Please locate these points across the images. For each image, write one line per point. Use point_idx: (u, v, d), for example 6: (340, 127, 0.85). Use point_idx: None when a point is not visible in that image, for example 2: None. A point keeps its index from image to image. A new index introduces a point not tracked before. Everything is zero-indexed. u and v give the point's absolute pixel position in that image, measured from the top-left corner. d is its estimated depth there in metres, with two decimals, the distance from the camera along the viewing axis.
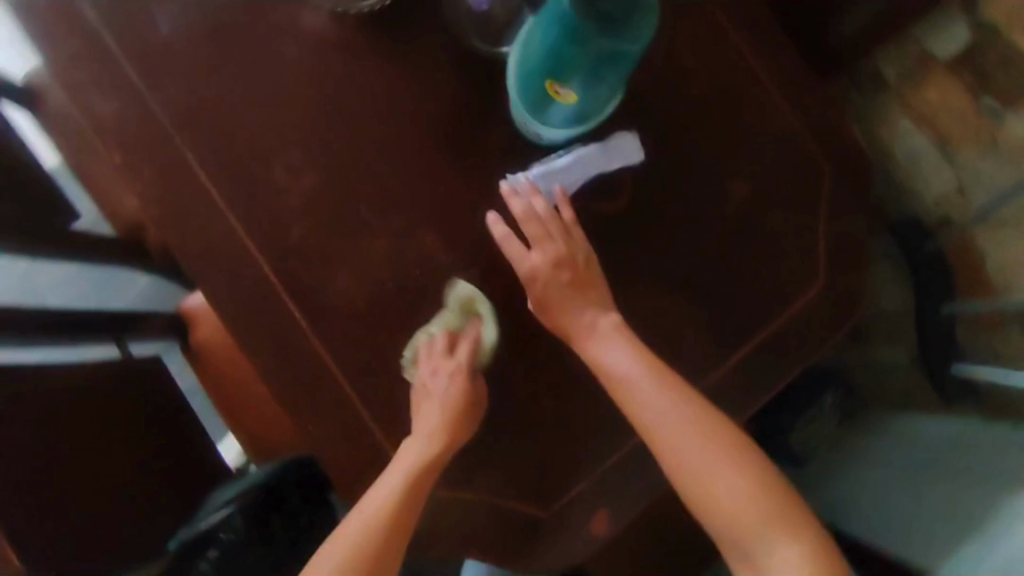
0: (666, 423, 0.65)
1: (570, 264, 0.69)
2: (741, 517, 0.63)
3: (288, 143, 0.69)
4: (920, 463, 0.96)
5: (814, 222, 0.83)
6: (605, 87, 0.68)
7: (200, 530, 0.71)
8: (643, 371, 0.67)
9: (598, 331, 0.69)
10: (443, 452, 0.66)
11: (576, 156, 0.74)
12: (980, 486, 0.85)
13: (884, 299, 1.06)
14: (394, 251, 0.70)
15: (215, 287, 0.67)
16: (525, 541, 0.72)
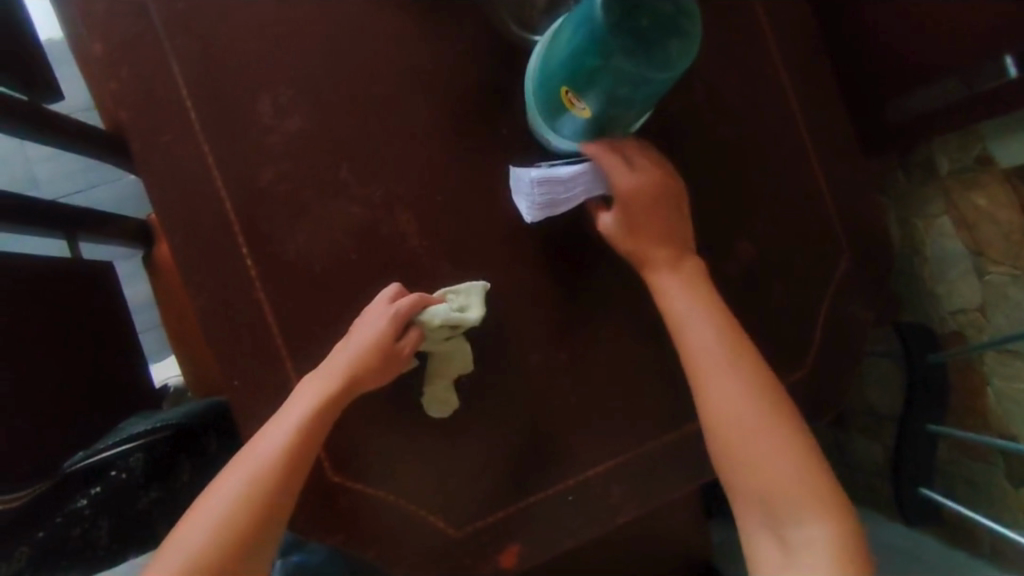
0: (724, 370, 0.63)
1: (657, 205, 0.66)
2: (776, 481, 0.61)
3: (283, 90, 0.66)
4: None
5: (820, 300, 0.77)
6: (628, 115, 0.61)
7: (104, 452, 0.70)
8: (701, 320, 0.65)
9: (670, 274, 0.66)
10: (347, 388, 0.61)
11: (580, 168, 0.64)
12: None
13: (872, 391, 1.02)
14: (366, 225, 0.67)
15: (168, 208, 0.64)
16: (428, 553, 0.67)
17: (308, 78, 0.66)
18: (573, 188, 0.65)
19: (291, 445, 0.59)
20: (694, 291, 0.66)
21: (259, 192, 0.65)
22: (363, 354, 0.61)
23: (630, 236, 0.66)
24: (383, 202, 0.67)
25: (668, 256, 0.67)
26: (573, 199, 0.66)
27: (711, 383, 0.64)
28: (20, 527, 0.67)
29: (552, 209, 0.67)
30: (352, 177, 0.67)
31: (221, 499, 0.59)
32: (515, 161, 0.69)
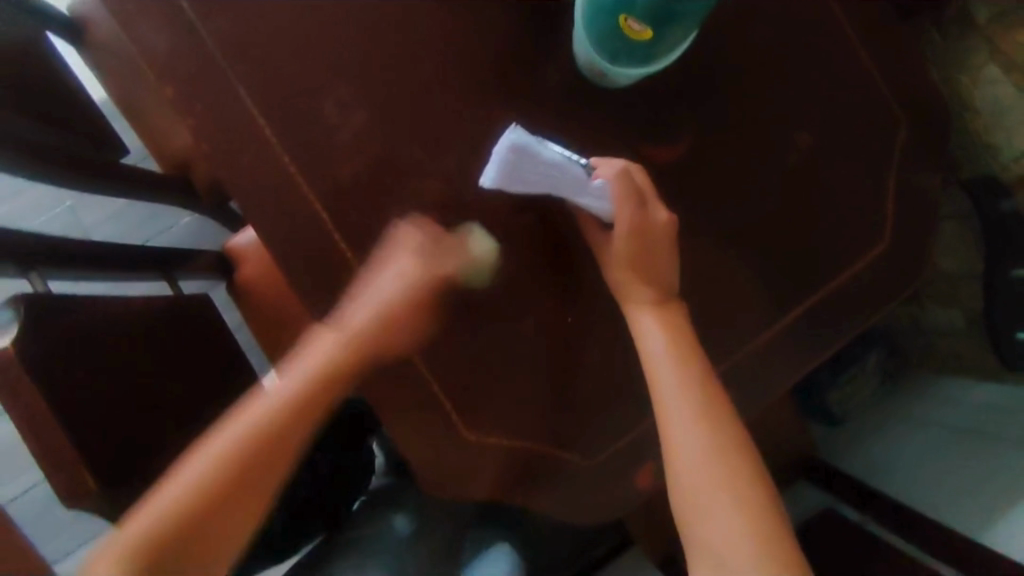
0: (678, 418, 0.66)
1: (648, 241, 0.67)
2: (722, 541, 0.62)
3: (343, 90, 0.69)
4: (949, 428, 1.15)
5: (886, 175, 0.78)
6: (681, 33, 0.63)
7: None
8: (676, 369, 0.67)
9: (644, 310, 0.69)
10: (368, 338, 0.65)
11: (561, 162, 0.65)
12: (984, 446, 1.05)
13: (942, 258, 1.04)
14: (446, 196, 0.70)
15: (265, 222, 0.69)
16: (563, 485, 0.72)
17: (362, 72, 0.70)
18: (540, 179, 0.65)
19: (298, 391, 0.65)
20: (667, 333, 0.68)
21: (343, 187, 0.69)
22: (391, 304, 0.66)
23: (618, 269, 0.70)
24: (456, 170, 0.71)
25: (648, 294, 0.69)
26: (526, 186, 0.66)
27: (674, 425, 0.66)
28: None
29: (512, 177, 0.65)
30: (423, 154, 0.70)
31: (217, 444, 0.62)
32: (569, 106, 0.72)
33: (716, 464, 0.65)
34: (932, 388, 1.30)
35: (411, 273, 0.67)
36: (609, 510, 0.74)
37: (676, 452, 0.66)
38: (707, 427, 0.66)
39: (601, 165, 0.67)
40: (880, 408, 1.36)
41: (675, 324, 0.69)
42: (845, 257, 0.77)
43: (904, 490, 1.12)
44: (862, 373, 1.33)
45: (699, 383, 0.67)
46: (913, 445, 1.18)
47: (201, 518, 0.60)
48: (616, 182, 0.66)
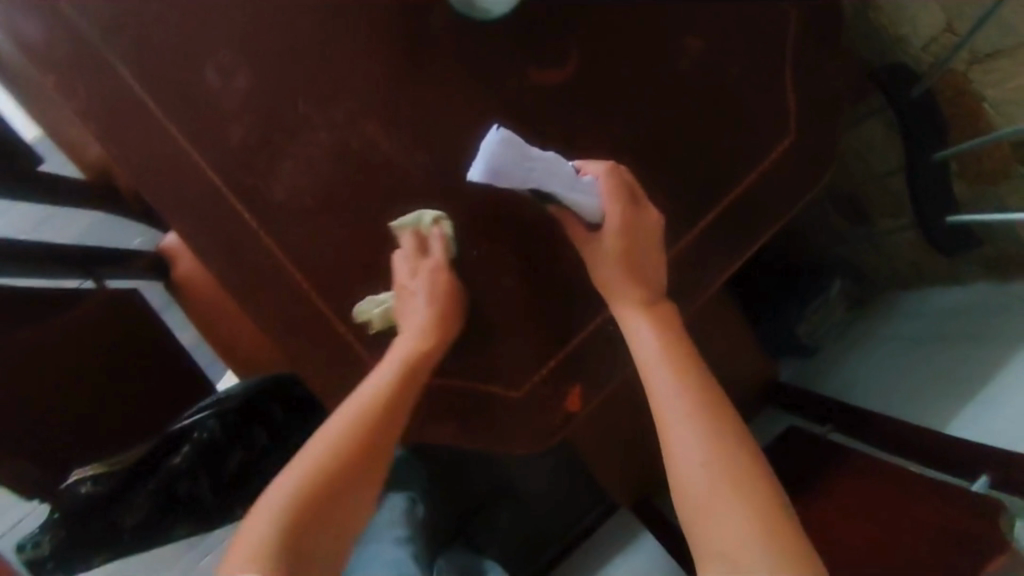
0: (670, 413, 0.63)
1: (636, 234, 0.68)
2: (734, 549, 0.56)
3: (223, 54, 0.69)
4: (922, 335, 1.12)
5: (784, 73, 0.78)
6: None
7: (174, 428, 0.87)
8: (662, 360, 0.65)
9: (632, 309, 0.68)
10: (393, 395, 0.66)
11: (551, 157, 0.65)
12: (962, 342, 1.01)
13: None
14: (338, 146, 0.70)
15: (166, 195, 0.70)
16: (491, 420, 0.72)
17: (239, 33, 0.69)
18: (534, 170, 0.63)
19: (348, 440, 0.65)
20: (659, 335, 0.67)
21: (232, 151, 0.69)
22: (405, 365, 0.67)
23: (613, 259, 0.68)
24: (344, 119, 0.70)
25: (637, 292, 0.68)
26: (520, 181, 0.63)
27: (672, 435, 0.62)
28: (121, 497, 0.83)
29: (509, 173, 0.62)
30: (310, 106, 0.70)
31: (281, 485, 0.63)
32: (452, 42, 0.72)
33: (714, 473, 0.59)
34: (898, 302, 1.28)
35: (432, 274, 0.69)
36: (539, 441, 0.72)
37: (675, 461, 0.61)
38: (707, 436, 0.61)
39: (583, 167, 0.69)
40: (850, 332, 1.34)
41: (667, 328, 0.67)
42: (748, 159, 0.79)
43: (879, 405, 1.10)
44: (831, 301, 1.31)
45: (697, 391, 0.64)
46: (896, 360, 1.13)
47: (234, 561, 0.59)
48: (605, 178, 0.68)
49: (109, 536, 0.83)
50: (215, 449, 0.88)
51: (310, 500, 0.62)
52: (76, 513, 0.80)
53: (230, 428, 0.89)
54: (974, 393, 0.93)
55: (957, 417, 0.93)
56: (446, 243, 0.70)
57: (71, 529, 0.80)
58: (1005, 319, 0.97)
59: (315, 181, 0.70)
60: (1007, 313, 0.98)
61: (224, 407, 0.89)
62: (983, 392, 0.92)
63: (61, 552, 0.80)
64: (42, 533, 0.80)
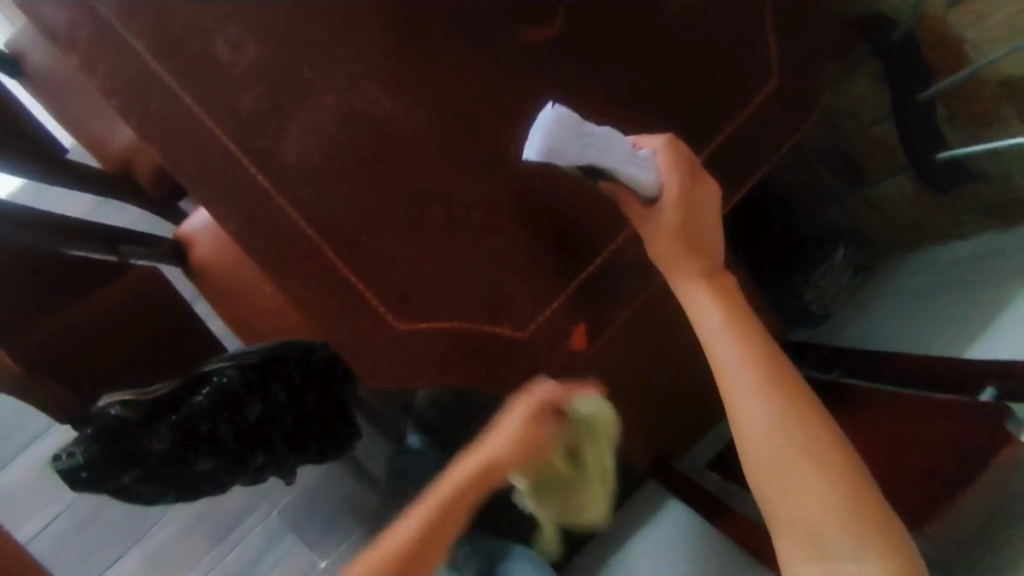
0: (739, 390, 0.67)
1: (696, 207, 0.70)
2: (807, 515, 0.63)
3: (231, 27, 0.74)
4: (933, 286, 1.14)
5: (764, 21, 0.81)
6: None
7: (202, 369, 0.91)
8: (727, 335, 0.68)
9: (694, 287, 0.70)
10: (466, 489, 0.69)
11: (609, 132, 0.65)
12: (974, 285, 1.03)
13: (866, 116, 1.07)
14: (343, 108, 0.74)
15: (182, 161, 0.73)
16: (504, 360, 0.76)
17: (246, 8, 0.74)
18: (594, 147, 0.64)
19: (421, 527, 0.67)
20: (726, 314, 0.69)
21: (244, 115, 0.73)
22: (520, 431, 0.71)
23: (668, 235, 0.70)
24: (347, 83, 0.75)
25: (700, 270, 0.71)
26: (581, 159, 0.63)
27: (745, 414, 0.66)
28: (147, 424, 0.87)
29: (564, 149, 0.62)
30: (315, 72, 0.74)
31: (367, 554, 0.66)
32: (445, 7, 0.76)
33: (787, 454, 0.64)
34: (904, 262, 1.29)
35: (523, 412, 0.72)
36: (547, 379, 0.77)
37: (748, 435, 0.66)
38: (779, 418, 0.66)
39: (641, 144, 0.71)
40: (858, 297, 1.35)
41: (730, 303, 0.70)
42: (733, 107, 0.82)
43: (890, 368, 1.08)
44: (835, 266, 1.33)
45: (763, 367, 0.67)
46: (905, 313, 1.15)
47: None
48: (664, 152, 0.70)
49: (135, 459, 0.87)
50: (236, 395, 0.92)
51: (383, 564, 0.64)
52: (108, 436, 0.85)
53: (253, 378, 0.92)
54: (985, 329, 0.95)
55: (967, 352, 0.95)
56: (545, 321, 0.76)
57: (101, 447, 0.84)
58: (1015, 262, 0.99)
59: (322, 143, 0.74)
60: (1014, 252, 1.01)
61: (242, 359, 0.93)
62: (994, 325, 0.93)
63: (91, 467, 0.85)
64: (76, 446, 0.84)
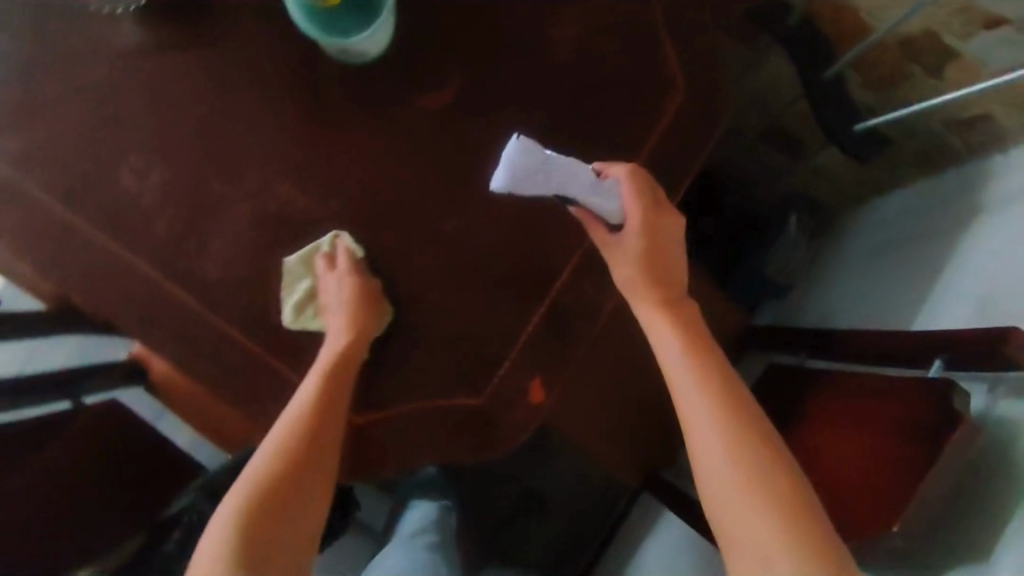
0: (693, 411, 0.62)
1: (659, 235, 0.70)
2: (758, 541, 0.56)
3: (134, 157, 0.73)
4: (895, 243, 1.15)
5: (657, 41, 0.83)
6: None
7: None
8: (685, 358, 0.65)
9: (652, 310, 0.68)
10: (330, 390, 0.68)
11: (570, 162, 0.68)
12: (939, 238, 1.05)
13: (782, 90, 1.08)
14: (259, 214, 0.74)
15: (108, 300, 0.72)
16: (471, 430, 0.75)
17: (145, 136, 0.74)
18: (553, 180, 0.67)
19: (273, 466, 0.64)
20: (685, 338, 0.66)
21: (162, 241, 0.73)
22: (352, 308, 0.71)
23: (631, 260, 0.69)
24: (258, 187, 0.74)
25: (658, 295, 0.69)
26: (541, 190, 0.68)
27: (700, 438, 0.61)
28: None
29: (527, 180, 0.67)
30: (224, 183, 0.74)
31: (225, 506, 0.61)
32: (342, 95, 0.77)
33: (742, 479, 0.58)
34: (854, 222, 1.30)
35: (344, 281, 0.72)
36: (520, 438, 0.76)
37: (704, 461, 0.61)
38: (736, 444, 0.60)
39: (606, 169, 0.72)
40: (819, 265, 1.35)
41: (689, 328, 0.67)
42: (644, 126, 0.81)
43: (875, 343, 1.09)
44: (791, 237, 1.29)
45: (719, 390, 0.63)
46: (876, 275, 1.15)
47: (258, 540, 0.60)
48: (628, 180, 0.70)
49: None
50: None
51: (250, 526, 0.60)
52: None
53: None
54: (960, 282, 0.96)
55: (943, 310, 0.97)
56: (329, 258, 0.74)
57: None
58: (961, 208, 1.03)
59: (244, 251, 0.73)
60: (964, 199, 1.03)
61: None
62: (967, 277, 0.95)
63: None
64: None
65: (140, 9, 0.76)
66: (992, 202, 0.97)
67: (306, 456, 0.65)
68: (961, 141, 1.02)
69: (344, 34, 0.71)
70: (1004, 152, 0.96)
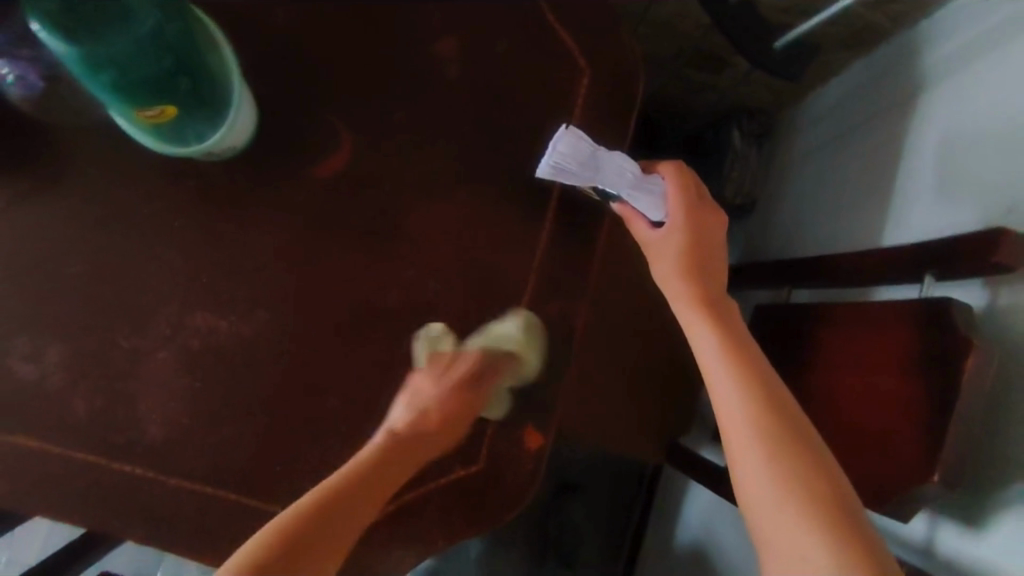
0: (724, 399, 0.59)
1: (701, 231, 0.67)
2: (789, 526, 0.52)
3: (26, 340, 0.66)
4: (838, 132, 1.09)
5: (542, 26, 0.76)
6: (193, 68, 0.57)
7: None
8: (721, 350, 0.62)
9: (692, 309, 0.65)
10: (443, 406, 0.65)
11: (618, 158, 0.66)
12: (879, 119, 0.99)
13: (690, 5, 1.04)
14: (182, 355, 0.67)
15: (51, 499, 0.66)
16: (477, 500, 0.70)
17: (29, 315, 0.66)
18: (595, 169, 0.67)
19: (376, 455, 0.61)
20: (724, 337, 0.63)
21: (87, 419, 0.66)
22: (449, 402, 0.65)
23: (667, 254, 0.67)
24: (171, 328, 0.67)
25: (695, 291, 0.65)
26: (584, 179, 0.68)
27: (732, 436, 0.58)
28: None
29: (569, 172, 0.67)
30: (132, 336, 0.67)
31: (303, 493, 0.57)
32: (226, 195, 0.69)
33: (775, 477, 0.54)
34: (797, 117, 1.24)
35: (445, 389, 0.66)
36: (529, 492, 0.72)
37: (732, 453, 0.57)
38: (765, 436, 0.56)
39: (658, 170, 0.69)
40: (774, 171, 1.28)
41: (732, 330, 0.63)
42: (560, 122, 0.75)
43: (840, 248, 1.02)
44: (735, 152, 1.26)
45: (753, 382, 0.59)
46: (827, 172, 1.09)
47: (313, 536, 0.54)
48: (673, 177, 0.68)
49: None
50: None
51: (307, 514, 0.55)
52: None
53: None
54: (910, 161, 0.90)
55: (900, 197, 0.91)
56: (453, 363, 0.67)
57: None
58: (899, 85, 0.96)
59: (180, 399, 0.66)
60: (897, 70, 0.97)
61: None
62: (916, 154, 0.89)
63: None
64: None
65: None
66: (926, 73, 0.91)
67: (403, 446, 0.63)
68: (883, 12, 0.96)
69: (198, 136, 0.61)
70: (930, 19, 0.92)
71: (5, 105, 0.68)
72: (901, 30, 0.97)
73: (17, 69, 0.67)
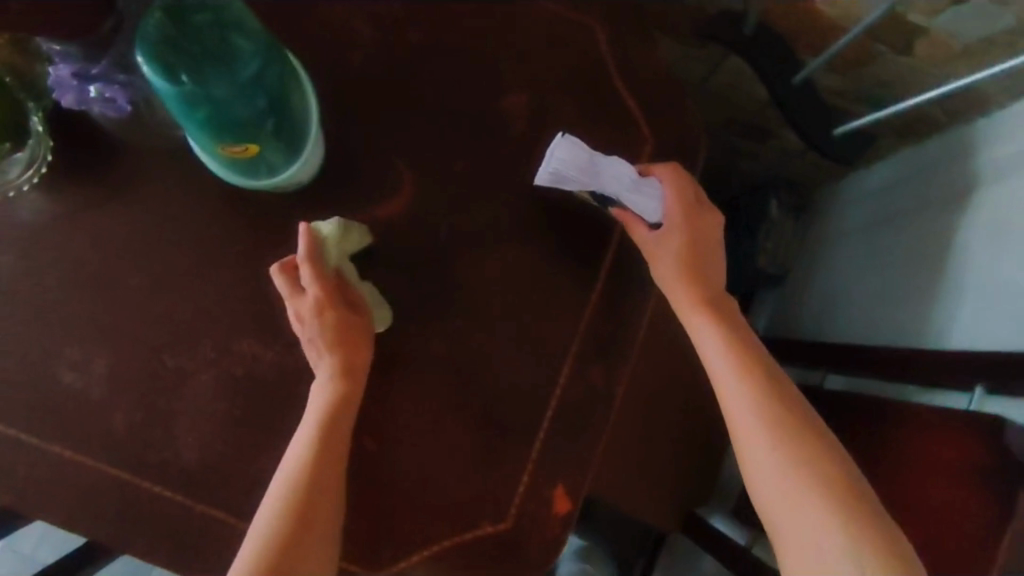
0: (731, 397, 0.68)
1: (699, 234, 0.71)
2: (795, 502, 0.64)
3: (72, 349, 0.66)
4: (882, 216, 1.09)
5: (611, 90, 0.77)
6: (283, 111, 0.58)
7: None
8: (724, 349, 0.69)
9: (697, 314, 0.71)
10: (340, 416, 0.64)
11: (613, 162, 0.70)
12: (929, 210, 0.98)
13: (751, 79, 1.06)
14: (223, 379, 0.67)
15: (76, 510, 0.65)
16: (500, 559, 0.70)
17: (79, 324, 0.67)
18: (593, 174, 0.70)
19: (298, 489, 0.62)
20: (726, 335, 0.70)
21: (122, 434, 0.66)
22: (320, 421, 0.64)
23: (674, 258, 0.71)
24: (217, 352, 0.67)
25: (696, 290, 0.71)
26: (583, 186, 0.70)
27: (756, 456, 0.66)
28: None
29: (568, 176, 0.70)
30: (178, 356, 0.67)
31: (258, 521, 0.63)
32: (283, 225, 0.70)
33: (786, 466, 0.65)
34: (839, 193, 1.24)
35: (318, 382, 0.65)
36: (552, 556, 0.71)
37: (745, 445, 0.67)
38: (774, 430, 0.66)
39: (649, 171, 0.72)
40: (810, 244, 1.28)
41: (738, 339, 0.70)
42: None
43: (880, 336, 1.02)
44: (774, 222, 1.28)
45: (755, 376, 0.68)
46: (868, 254, 1.09)
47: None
48: (669, 181, 0.72)
49: None
50: None
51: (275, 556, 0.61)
52: None
53: None
54: (961, 259, 0.90)
55: (949, 294, 0.91)
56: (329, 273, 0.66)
57: None
58: (948, 177, 0.97)
59: (217, 423, 0.66)
60: (951, 164, 0.97)
61: None
62: (968, 252, 0.89)
63: None
64: None
65: (36, 183, 0.68)
66: (980, 171, 0.91)
67: (330, 456, 0.63)
68: (942, 108, 0.97)
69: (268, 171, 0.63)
70: (987, 117, 0.92)
71: (83, 115, 0.70)
72: (958, 126, 0.97)
73: (107, 90, 0.68)
